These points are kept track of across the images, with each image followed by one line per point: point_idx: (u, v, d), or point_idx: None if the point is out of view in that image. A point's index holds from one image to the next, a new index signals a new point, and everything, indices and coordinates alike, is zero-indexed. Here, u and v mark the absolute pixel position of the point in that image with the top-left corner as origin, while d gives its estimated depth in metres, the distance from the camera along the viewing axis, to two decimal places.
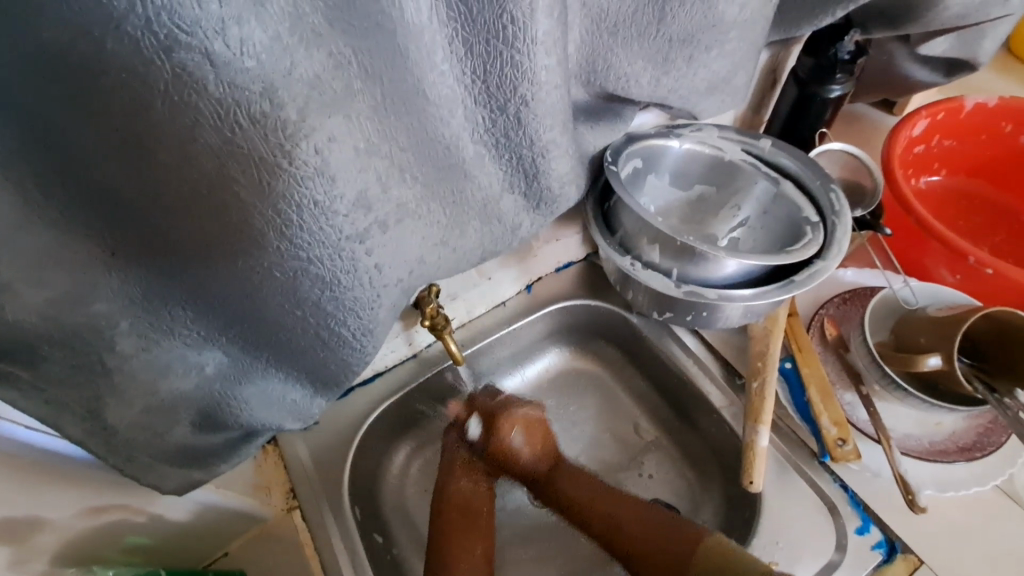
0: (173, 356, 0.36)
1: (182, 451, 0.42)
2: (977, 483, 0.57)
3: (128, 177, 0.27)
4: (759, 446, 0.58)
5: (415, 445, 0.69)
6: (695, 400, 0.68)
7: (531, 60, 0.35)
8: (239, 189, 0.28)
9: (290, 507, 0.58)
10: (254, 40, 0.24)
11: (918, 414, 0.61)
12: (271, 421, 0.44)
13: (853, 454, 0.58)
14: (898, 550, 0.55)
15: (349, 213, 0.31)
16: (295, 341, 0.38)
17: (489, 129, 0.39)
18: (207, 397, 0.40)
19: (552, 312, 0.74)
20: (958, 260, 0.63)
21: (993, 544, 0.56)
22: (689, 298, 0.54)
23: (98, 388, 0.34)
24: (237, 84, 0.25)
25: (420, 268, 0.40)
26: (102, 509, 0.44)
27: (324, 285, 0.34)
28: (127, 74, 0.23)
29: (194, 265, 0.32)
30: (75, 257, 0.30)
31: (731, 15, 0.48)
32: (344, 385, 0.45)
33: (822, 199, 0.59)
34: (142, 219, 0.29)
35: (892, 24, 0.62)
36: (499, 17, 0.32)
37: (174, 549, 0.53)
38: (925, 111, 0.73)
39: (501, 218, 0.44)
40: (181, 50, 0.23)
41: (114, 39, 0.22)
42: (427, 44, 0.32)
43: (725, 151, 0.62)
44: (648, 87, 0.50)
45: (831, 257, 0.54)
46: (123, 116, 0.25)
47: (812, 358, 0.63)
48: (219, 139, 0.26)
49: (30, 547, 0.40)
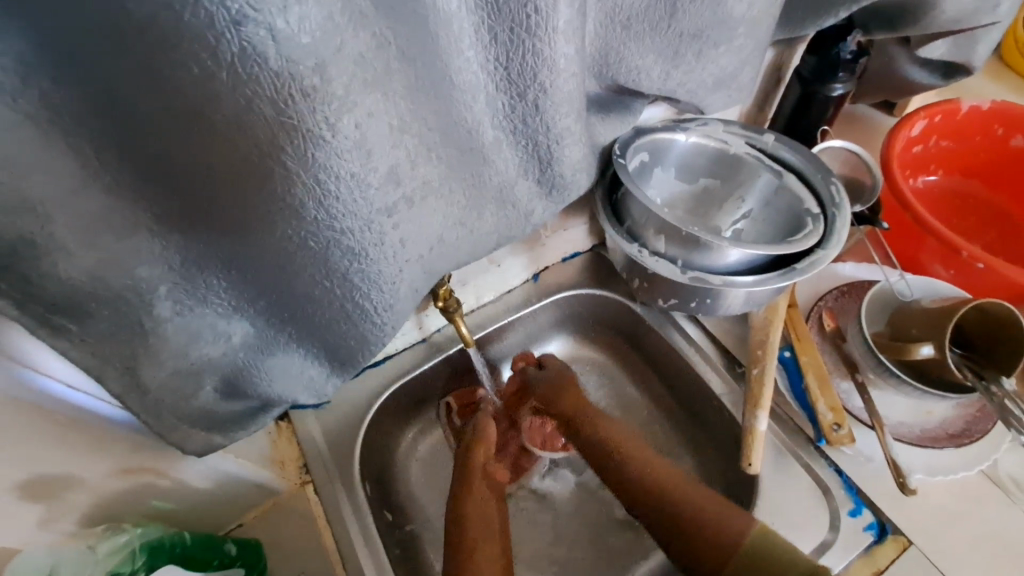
0: (204, 323, 0.38)
1: (206, 416, 0.44)
2: (964, 468, 0.60)
3: (181, 145, 0.29)
4: (758, 430, 0.61)
5: (422, 426, 0.71)
6: (696, 387, 0.70)
7: (551, 48, 0.37)
8: (284, 159, 0.30)
9: (303, 482, 0.62)
10: (310, 18, 0.26)
11: (910, 402, 0.63)
12: (287, 394, 0.47)
13: (848, 438, 0.60)
14: (888, 532, 0.58)
15: (380, 188, 0.34)
16: (321, 313, 0.40)
17: (509, 114, 0.41)
18: (232, 364, 0.42)
19: (559, 300, 0.76)
20: (952, 255, 0.66)
21: (978, 525, 0.58)
22: (694, 284, 0.56)
23: (136, 348, 0.36)
24: (293, 59, 0.27)
25: (439, 246, 0.42)
26: (132, 472, 0.47)
27: (353, 257, 0.36)
28: (192, 46, 0.25)
29: (234, 235, 0.34)
30: (124, 221, 0.32)
31: (740, 12, 0.50)
32: (360, 366, 0.47)
33: (823, 191, 0.61)
34: (189, 186, 0.31)
35: (894, 25, 0.64)
36: (523, 6, 0.34)
37: (194, 515, 0.56)
38: (923, 112, 0.75)
39: (516, 202, 0.46)
40: (248, 26, 0.25)
41: (191, 12, 0.24)
42: (454, 30, 0.33)
43: (730, 145, 0.64)
44: (658, 79, 0.52)
45: (831, 247, 0.56)
46: (183, 89, 0.27)
47: (809, 346, 0.66)
48: (271, 110, 0.28)
49: (65, 504, 0.44)
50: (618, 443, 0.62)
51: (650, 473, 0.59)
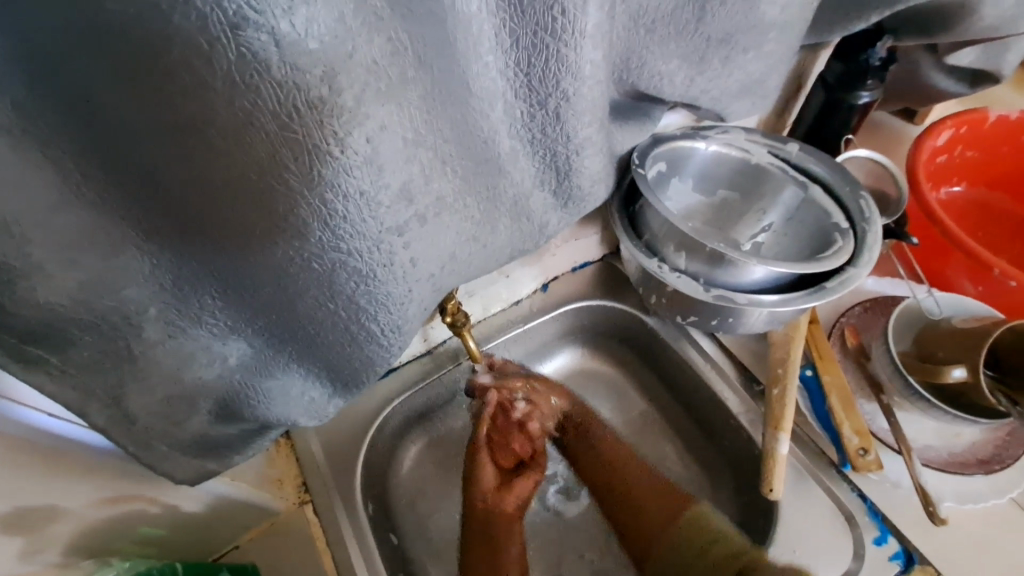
0: (198, 345, 0.35)
1: (198, 441, 0.41)
2: (995, 496, 0.57)
3: (173, 161, 0.26)
4: (779, 454, 0.58)
5: (426, 442, 0.68)
6: (712, 405, 0.68)
7: (577, 54, 0.34)
8: (288, 176, 0.27)
9: (302, 501, 0.58)
10: (320, 22, 0.23)
11: (937, 425, 0.61)
12: (287, 417, 0.43)
13: (875, 464, 0.57)
14: (915, 561, 0.54)
15: (392, 205, 0.31)
16: (324, 336, 0.38)
17: (527, 124, 0.38)
18: (228, 387, 0.39)
19: (568, 312, 0.73)
20: (983, 272, 0.63)
21: (1011, 558, 0.55)
22: (717, 302, 0.53)
23: (122, 374, 0.33)
24: (299, 67, 0.24)
25: (451, 264, 0.40)
26: (118, 500, 0.44)
27: (360, 278, 0.33)
28: (190, 51, 0.22)
29: (229, 254, 0.31)
30: (109, 240, 0.29)
31: (771, 15, 0.47)
32: (363, 387, 0.44)
33: (851, 204, 0.58)
34: (178, 203, 0.28)
35: (925, 32, 0.61)
36: (549, 8, 0.32)
37: (187, 539, 0.54)
38: (949, 121, 0.72)
39: (531, 216, 0.43)
40: (248, 29, 0.22)
41: (182, 13, 0.21)
42: (473, 34, 0.31)
43: (752, 154, 0.61)
44: (681, 86, 0.49)
45: (861, 265, 0.53)
46: (173, 99, 0.24)
47: (832, 366, 0.63)
48: (275, 123, 0.25)
49: (45, 534, 0.40)
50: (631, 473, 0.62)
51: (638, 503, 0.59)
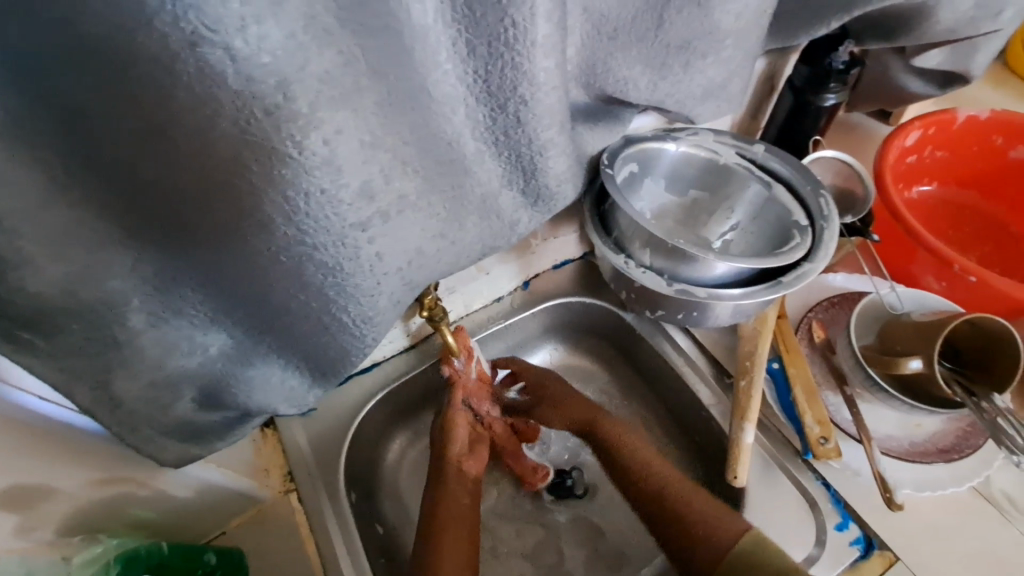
0: (181, 335, 0.38)
1: (183, 426, 0.43)
2: (953, 483, 0.59)
3: (152, 163, 0.29)
4: (745, 443, 0.60)
5: (410, 433, 0.71)
6: (685, 397, 0.70)
7: (530, 62, 0.37)
8: (251, 175, 0.30)
9: (287, 489, 0.61)
10: (272, 38, 0.26)
11: (899, 415, 0.63)
12: (268, 405, 0.46)
13: (834, 452, 0.60)
14: (875, 546, 0.57)
15: (353, 203, 0.34)
16: (299, 326, 0.40)
17: (489, 127, 0.40)
18: (210, 375, 0.42)
19: (549, 308, 0.76)
20: (945, 268, 0.65)
21: (966, 543, 0.58)
22: (680, 296, 0.56)
23: (109, 361, 0.36)
24: (255, 78, 0.26)
25: (419, 259, 0.42)
26: (110, 482, 0.47)
27: (326, 271, 0.36)
28: (158, 64, 0.25)
29: (205, 248, 0.34)
30: (93, 235, 0.31)
31: (727, 23, 0.49)
32: (340, 376, 0.47)
33: (812, 202, 0.60)
34: (157, 201, 0.31)
35: (885, 36, 0.64)
36: (500, 19, 0.34)
37: (177, 523, 0.56)
38: (917, 122, 0.75)
39: (499, 213, 0.46)
40: (204, 46, 0.25)
41: (147, 33, 0.24)
42: (428, 45, 0.33)
43: (720, 155, 0.63)
44: (645, 90, 0.52)
45: (818, 260, 0.56)
46: (148, 107, 0.27)
47: (798, 359, 0.65)
48: (236, 129, 0.28)
49: (39, 512, 0.43)
50: (677, 488, 0.59)
51: (690, 522, 0.56)
